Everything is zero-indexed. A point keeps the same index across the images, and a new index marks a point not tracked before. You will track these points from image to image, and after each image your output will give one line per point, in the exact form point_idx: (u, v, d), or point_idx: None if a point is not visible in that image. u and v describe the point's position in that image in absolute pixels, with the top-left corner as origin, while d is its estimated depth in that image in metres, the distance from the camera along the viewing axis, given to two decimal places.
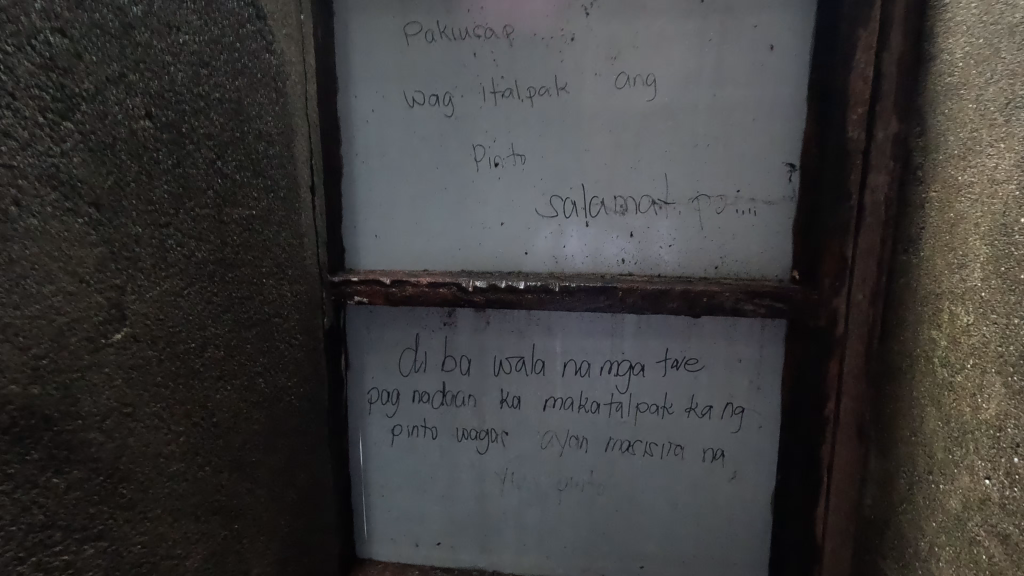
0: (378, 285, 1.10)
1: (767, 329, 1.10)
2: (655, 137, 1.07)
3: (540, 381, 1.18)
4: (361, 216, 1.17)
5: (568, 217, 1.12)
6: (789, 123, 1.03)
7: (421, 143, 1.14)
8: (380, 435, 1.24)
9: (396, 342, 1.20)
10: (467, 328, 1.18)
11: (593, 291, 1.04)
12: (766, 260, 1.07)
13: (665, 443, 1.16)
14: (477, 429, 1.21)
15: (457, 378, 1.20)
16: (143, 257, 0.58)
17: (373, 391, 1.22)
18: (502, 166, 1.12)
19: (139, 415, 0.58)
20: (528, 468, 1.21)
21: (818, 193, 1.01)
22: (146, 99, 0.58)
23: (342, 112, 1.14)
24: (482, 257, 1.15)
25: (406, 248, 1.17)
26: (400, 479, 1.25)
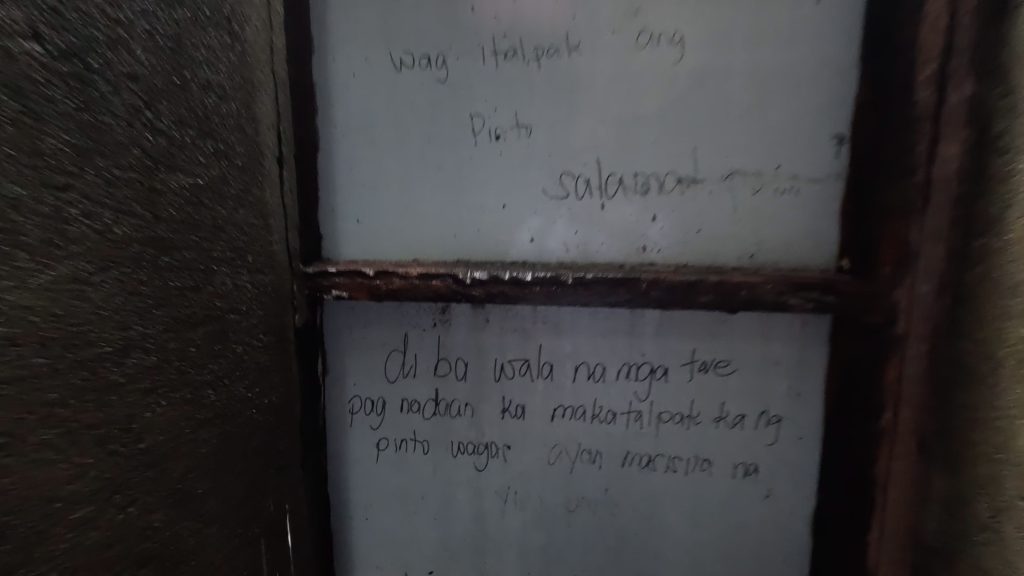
0: (358, 278, 0.94)
1: (808, 327, 0.96)
2: (682, 105, 0.93)
3: (547, 388, 1.03)
4: (340, 198, 1.02)
5: (581, 199, 0.97)
6: (838, 89, 0.89)
7: (411, 112, 0.98)
8: (365, 450, 1.08)
9: (381, 343, 1.05)
10: (464, 327, 1.03)
11: (612, 283, 0.89)
12: (808, 247, 0.94)
13: (690, 458, 1.02)
14: (475, 442, 1.06)
15: (453, 385, 1.05)
16: (25, 229, 0.43)
17: (356, 399, 1.07)
18: (505, 139, 0.97)
19: (14, 447, 0.42)
20: (533, 487, 1.06)
21: (872, 168, 0.87)
22: (32, 14, 0.43)
23: (318, 76, 0.99)
24: (480, 246, 1.00)
25: (393, 235, 1.02)
26: (387, 500, 1.10)
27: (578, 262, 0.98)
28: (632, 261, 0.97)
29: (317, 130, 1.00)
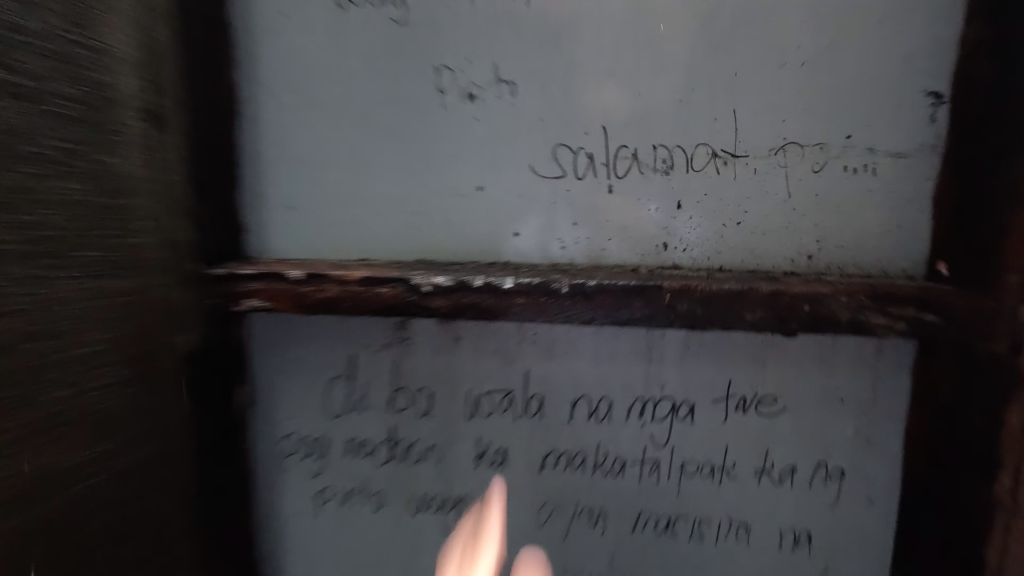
0: (280, 282, 0.70)
1: (885, 353, 0.72)
2: (720, 51, 0.69)
3: (535, 429, 0.79)
4: (267, 178, 0.78)
5: (581, 180, 0.73)
6: (935, 29, 0.65)
7: (358, 63, 0.74)
8: (300, 504, 0.85)
9: (320, 368, 0.81)
10: (426, 349, 0.79)
11: (622, 292, 0.64)
12: (889, 246, 0.69)
13: (721, 522, 0.78)
14: (442, 496, 0.82)
15: (413, 422, 0.81)
16: None
17: (289, 439, 0.83)
18: (480, 99, 0.73)
19: None
20: (516, 553, 0.82)
21: (986, 135, 0.63)
22: None
23: (236, 17, 0.75)
24: (449, 241, 0.76)
25: (336, 227, 0.78)
26: (328, 568, 0.86)
27: (577, 264, 0.74)
28: (649, 264, 0.73)
29: (238, 89, 0.76)
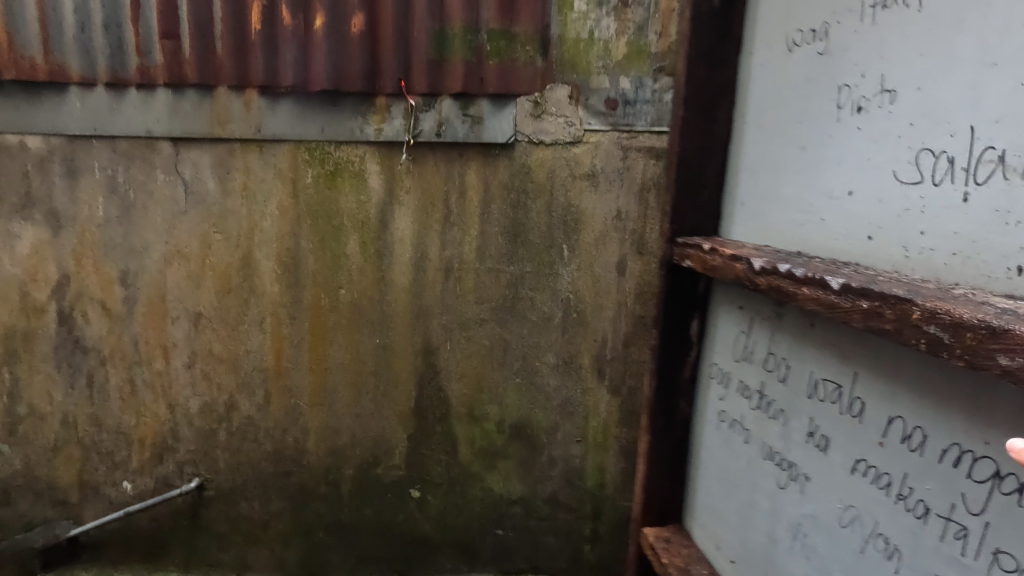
0: (742, 264, 1.34)
1: None
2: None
3: (855, 428, 1.19)
4: (788, 203, 1.38)
5: (978, 187, 0.95)
6: None
7: (816, 141, 1.29)
8: (748, 397, 1.54)
9: (795, 344, 1.36)
10: (840, 357, 1.23)
11: (890, 300, 0.95)
12: None
13: (937, 505, 1.02)
14: (788, 456, 1.38)
15: (777, 386, 1.43)
16: None
17: (742, 360, 1.56)
18: (865, 112, 1.16)
19: None
20: (822, 491, 1.28)
21: None
22: None
23: (798, 115, 1.36)
24: (867, 251, 1.16)
25: (811, 233, 1.30)
26: (742, 437, 1.56)
27: (947, 278, 1.01)
28: (997, 287, 0.93)
29: None
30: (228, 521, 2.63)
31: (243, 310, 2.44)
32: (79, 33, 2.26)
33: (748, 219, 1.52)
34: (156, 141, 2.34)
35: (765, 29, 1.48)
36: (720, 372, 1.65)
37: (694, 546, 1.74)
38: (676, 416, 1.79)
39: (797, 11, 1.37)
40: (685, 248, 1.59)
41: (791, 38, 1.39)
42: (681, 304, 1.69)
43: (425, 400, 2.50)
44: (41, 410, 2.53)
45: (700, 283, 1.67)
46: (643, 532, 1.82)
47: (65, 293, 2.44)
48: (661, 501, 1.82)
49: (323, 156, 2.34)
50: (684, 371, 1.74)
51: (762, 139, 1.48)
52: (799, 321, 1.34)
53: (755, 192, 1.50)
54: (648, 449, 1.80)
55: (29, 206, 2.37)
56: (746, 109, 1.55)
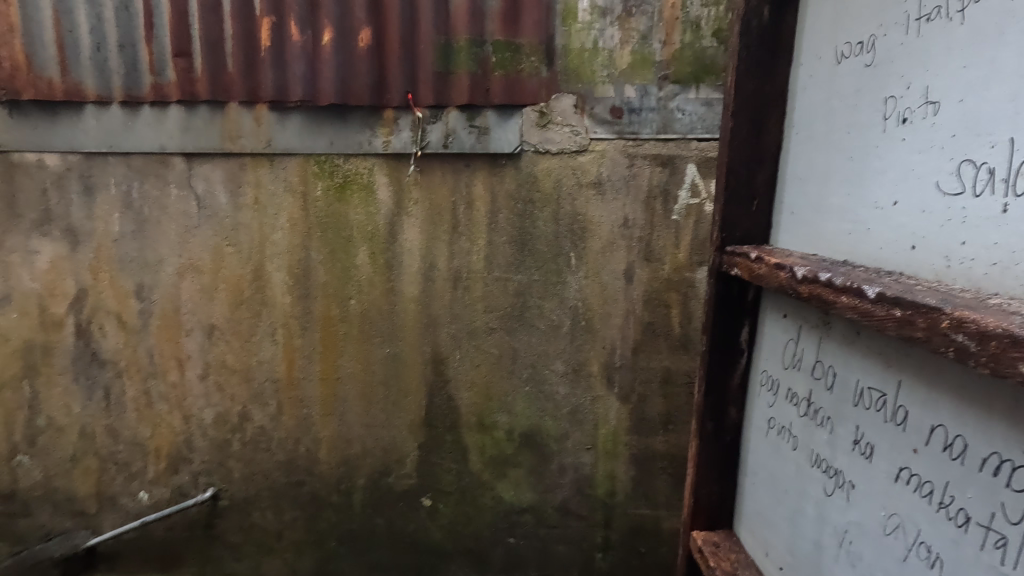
0: (786, 273, 1.18)
1: None
2: None
3: (897, 435, 1.01)
4: (827, 215, 1.20)
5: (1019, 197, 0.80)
6: None
7: (849, 154, 1.13)
8: (794, 404, 1.31)
9: (844, 346, 1.15)
10: (883, 362, 1.04)
11: (919, 308, 0.85)
12: None
13: (987, 521, 0.84)
14: (828, 463, 1.19)
15: (822, 392, 1.22)
16: None
17: (789, 354, 1.33)
18: (911, 121, 0.99)
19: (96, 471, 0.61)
20: (864, 503, 1.09)
21: None
22: None
23: (837, 126, 1.18)
24: (909, 263, 0.99)
25: (858, 244, 1.11)
26: (790, 444, 1.33)
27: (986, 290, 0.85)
28: None
29: None
30: (243, 531, 2.66)
31: (255, 322, 2.48)
32: (95, 53, 2.32)
33: (798, 230, 1.30)
34: (170, 157, 2.39)
35: (813, 34, 1.27)
36: (768, 377, 1.42)
37: (743, 550, 1.48)
38: (726, 422, 1.53)
39: (845, 20, 1.17)
40: (732, 257, 1.38)
41: (838, 50, 1.18)
42: (728, 314, 1.47)
43: (435, 409, 2.52)
44: (60, 422, 2.58)
45: (751, 291, 1.44)
46: (691, 535, 1.56)
47: (83, 306, 2.49)
48: (713, 500, 1.56)
49: (332, 169, 2.37)
50: (734, 379, 1.50)
51: (801, 146, 1.29)
52: (845, 327, 1.14)
53: (804, 206, 1.28)
54: (697, 457, 1.55)
55: (48, 222, 2.43)
56: (787, 114, 1.35)
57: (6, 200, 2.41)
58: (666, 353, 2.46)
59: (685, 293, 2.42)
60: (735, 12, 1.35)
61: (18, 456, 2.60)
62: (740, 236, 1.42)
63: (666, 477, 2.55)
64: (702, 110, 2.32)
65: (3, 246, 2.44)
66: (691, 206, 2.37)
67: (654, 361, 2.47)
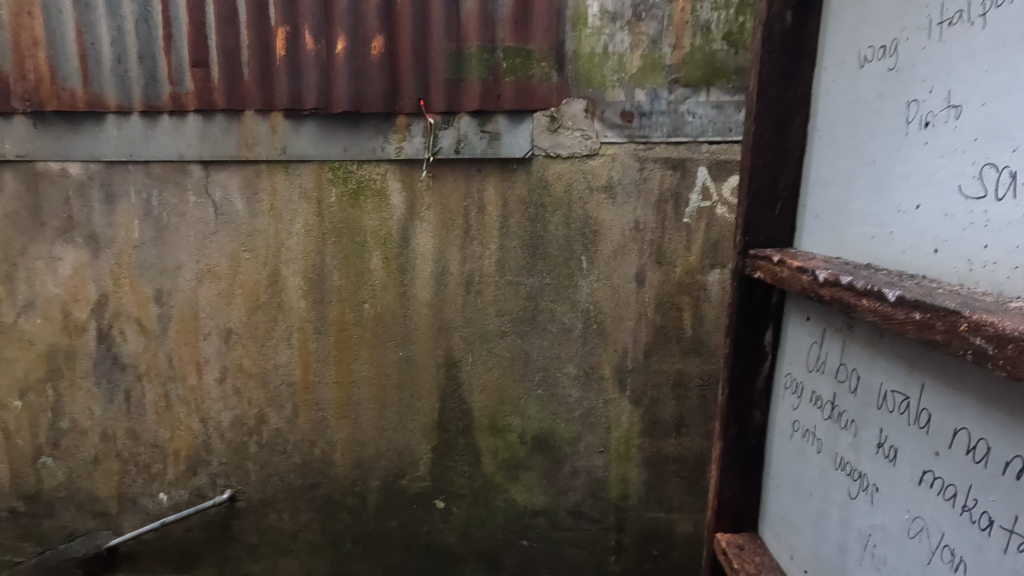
0: (807, 276, 1.18)
1: None
2: None
3: (922, 438, 1.00)
4: (850, 218, 1.19)
5: None
6: None
7: (871, 157, 1.13)
8: (818, 407, 1.31)
9: (867, 349, 1.14)
10: (906, 366, 1.03)
11: (937, 312, 0.85)
12: None
13: (1011, 526, 0.84)
14: (851, 466, 1.19)
15: (845, 395, 1.21)
16: None
17: (811, 358, 1.33)
18: (933, 125, 0.98)
19: None
20: (888, 507, 1.08)
21: None
22: None
23: (859, 130, 1.17)
24: (932, 267, 0.99)
25: (881, 249, 1.10)
26: (814, 448, 1.32)
27: (1009, 294, 0.85)
28: None
29: None
30: (259, 532, 2.70)
31: (271, 326, 2.52)
32: (116, 65, 2.37)
33: (821, 234, 1.29)
34: (188, 165, 2.44)
35: (835, 37, 1.27)
36: (792, 381, 1.41)
37: (768, 554, 1.47)
38: (750, 425, 1.53)
39: (868, 24, 1.16)
40: (755, 260, 1.38)
41: (861, 53, 1.18)
42: (751, 317, 1.47)
43: (448, 412, 2.54)
44: (82, 425, 2.64)
45: (774, 294, 1.44)
46: (715, 537, 1.56)
47: (104, 311, 2.55)
48: (737, 503, 1.56)
49: (346, 175, 2.41)
50: (757, 381, 1.50)
51: (824, 149, 1.29)
52: (869, 331, 1.14)
53: (827, 210, 1.27)
54: (720, 460, 1.55)
55: (71, 230, 2.49)
56: (809, 117, 1.34)
57: (31, 208, 2.48)
58: (677, 356, 2.46)
59: (697, 296, 2.42)
60: (757, 18, 1.35)
61: (42, 457, 2.67)
62: (763, 239, 1.42)
63: (679, 480, 2.55)
64: (713, 113, 2.32)
65: (28, 254, 2.51)
66: (702, 209, 2.37)
67: (666, 364, 2.47)
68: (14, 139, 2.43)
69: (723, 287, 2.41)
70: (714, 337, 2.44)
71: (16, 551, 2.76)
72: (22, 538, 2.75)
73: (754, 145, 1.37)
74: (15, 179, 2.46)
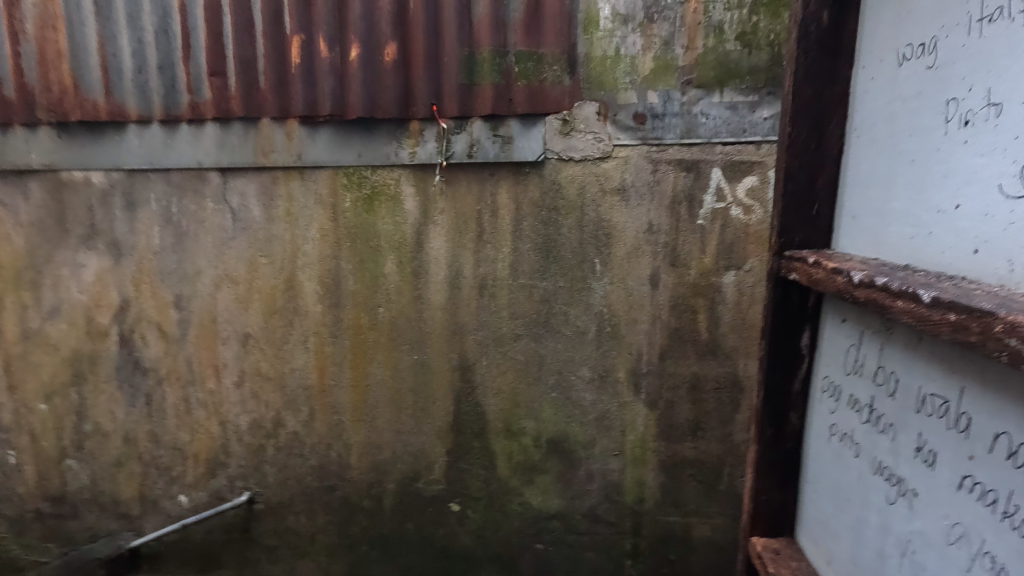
0: (843, 277, 1.17)
1: None
2: None
3: (962, 443, 0.98)
4: (888, 219, 1.17)
5: None
6: None
7: (910, 156, 1.11)
8: (856, 411, 1.29)
9: (907, 352, 1.13)
10: (946, 369, 1.02)
11: (972, 313, 0.84)
12: None
13: None
14: (889, 471, 1.17)
15: (884, 399, 1.19)
16: None
17: (849, 361, 1.31)
18: (974, 123, 0.97)
19: None
20: (927, 512, 1.07)
21: None
22: None
23: (896, 129, 1.16)
24: (972, 268, 0.97)
25: (920, 249, 1.09)
26: (852, 452, 1.30)
27: None
28: None
29: None
30: (277, 534, 2.73)
31: (288, 330, 2.55)
32: (136, 75, 2.43)
33: (859, 235, 1.27)
34: (206, 172, 2.48)
35: (873, 35, 1.25)
36: (829, 384, 1.39)
37: (805, 559, 1.45)
38: (787, 429, 1.52)
39: (906, 22, 1.15)
40: (791, 262, 1.37)
41: (899, 51, 1.16)
42: (786, 320, 1.45)
43: (463, 415, 2.55)
44: (105, 428, 2.69)
45: (811, 297, 1.42)
46: (751, 541, 1.55)
47: (126, 316, 2.60)
48: (774, 507, 1.54)
49: (361, 181, 2.43)
50: (794, 384, 1.49)
51: (861, 149, 1.27)
52: (908, 334, 1.12)
53: (864, 211, 1.26)
54: (756, 463, 1.54)
55: (94, 237, 2.55)
56: (847, 117, 1.32)
57: (56, 216, 2.54)
58: (693, 359, 2.44)
59: (712, 298, 2.40)
60: (792, 18, 1.34)
61: (67, 460, 2.73)
62: (799, 241, 1.40)
63: (695, 484, 2.52)
64: (727, 114, 2.30)
65: (53, 261, 2.57)
66: (716, 210, 2.35)
67: (681, 367, 2.45)
68: (41, 149, 2.50)
69: (740, 289, 2.38)
70: (730, 339, 2.42)
71: (42, 551, 2.82)
72: (47, 539, 2.81)
73: (789, 146, 1.36)
74: (41, 189, 2.53)
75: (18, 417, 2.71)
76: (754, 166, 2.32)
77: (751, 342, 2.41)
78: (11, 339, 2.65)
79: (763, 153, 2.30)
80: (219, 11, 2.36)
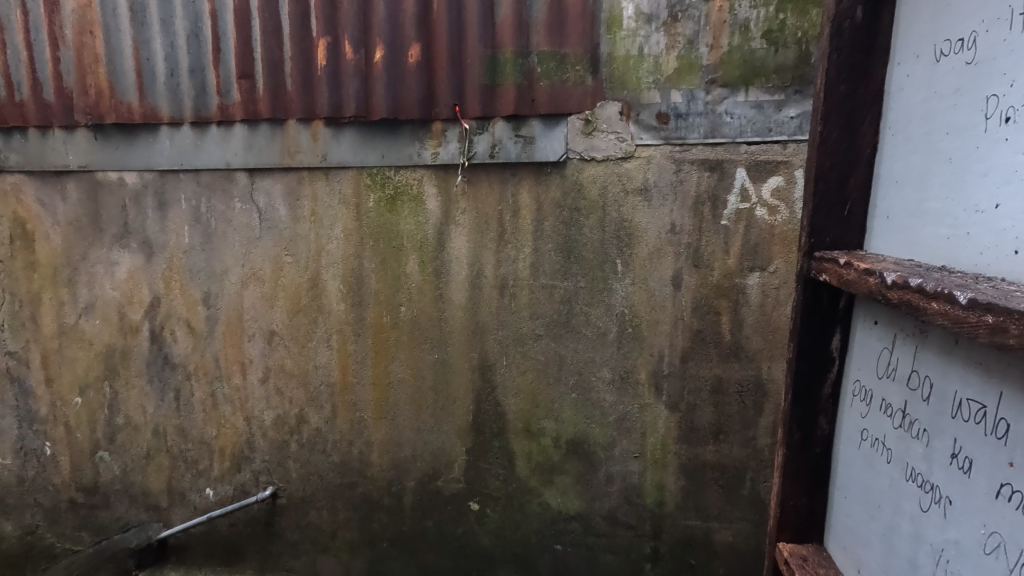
0: (874, 278, 1.14)
1: None
2: None
3: (999, 450, 0.95)
4: (923, 219, 1.14)
5: None
6: None
7: (948, 154, 1.09)
8: (888, 415, 1.26)
9: (942, 356, 1.09)
10: (984, 373, 0.99)
11: (1012, 314, 0.81)
12: None
13: None
14: (922, 477, 1.15)
15: (918, 403, 1.16)
16: None
17: (882, 364, 1.28)
18: (1015, 120, 0.94)
19: None
20: (962, 521, 1.03)
21: None
22: None
23: (933, 127, 1.13)
24: (1011, 269, 0.94)
25: (958, 251, 1.06)
26: (883, 457, 1.27)
27: None
28: None
29: None
30: (299, 529, 2.77)
31: (312, 328, 2.59)
32: (169, 78, 2.50)
33: (893, 235, 1.24)
34: (234, 172, 2.54)
35: (910, 30, 1.22)
36: (860, 388, 1.36)
37: (833, 567, 1.42)
38: (816, 433, 1.48)
39: (946, 16, 1.12)
40: (821, 262, 1.34)
41: (937, 47, 1.13)
42: (816, 321, 1.42)
43: (482, 415, 2.56)
44: (136, 421, 2.77)
45: (842, 299, 1.39)
46: (777, 546, 1.53)
47: (156, 313, 2.67)
48: (802, 512, 1.51)
49: (384, 181, 2.46)
50: (824, 388, 1.46)
51: (896, 147, 1.24)
52: (944, 337, 1.08)
53: (899, 211, 1.23)
54: (783, 467, 1.52)
55: (127, 236, 2.62)
56: (881, 115, 1.29)
57: (91, 215, 2.63)
58: (716, 362, 2.41)
59: (735, 300, 2.37)
60: (825, 14, 1.32)
61: (100, 452, 2.81)
62: (830, 242, 1.38)
63: (717, 488, 2.49)
64: (752, 113, 2.27)
65: (88, 259, 2.66)
66: (741, 211, 2.32)
67: (704, 369, 2.42)
68: (77, 150, 2.58)
69: (764, 292, 2.34)
70: (754, 342, 2.38)
71: (75, 540, 2.91)
72: (80, 528, 2.90)
73: (820, 146, 1.33)
74: (78, 189, 2.62)
75: (53, 409, 2.80)
76: (780, 166, 2.28)
77: (775, 345, 2.36)
78: (48, 333, 2.74)
79: (789, 153, 2.26)
80: (248, 15, 2.41)
